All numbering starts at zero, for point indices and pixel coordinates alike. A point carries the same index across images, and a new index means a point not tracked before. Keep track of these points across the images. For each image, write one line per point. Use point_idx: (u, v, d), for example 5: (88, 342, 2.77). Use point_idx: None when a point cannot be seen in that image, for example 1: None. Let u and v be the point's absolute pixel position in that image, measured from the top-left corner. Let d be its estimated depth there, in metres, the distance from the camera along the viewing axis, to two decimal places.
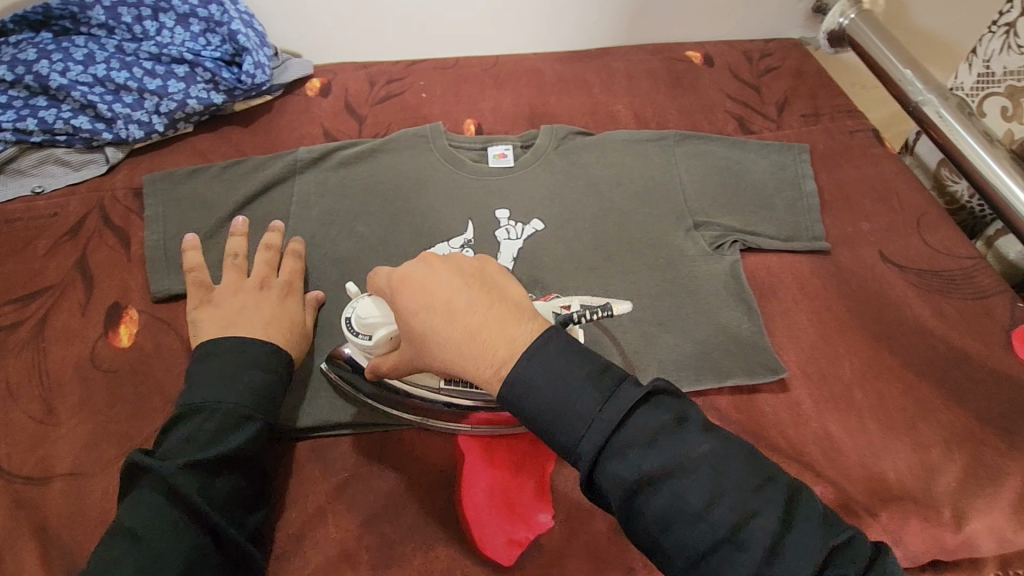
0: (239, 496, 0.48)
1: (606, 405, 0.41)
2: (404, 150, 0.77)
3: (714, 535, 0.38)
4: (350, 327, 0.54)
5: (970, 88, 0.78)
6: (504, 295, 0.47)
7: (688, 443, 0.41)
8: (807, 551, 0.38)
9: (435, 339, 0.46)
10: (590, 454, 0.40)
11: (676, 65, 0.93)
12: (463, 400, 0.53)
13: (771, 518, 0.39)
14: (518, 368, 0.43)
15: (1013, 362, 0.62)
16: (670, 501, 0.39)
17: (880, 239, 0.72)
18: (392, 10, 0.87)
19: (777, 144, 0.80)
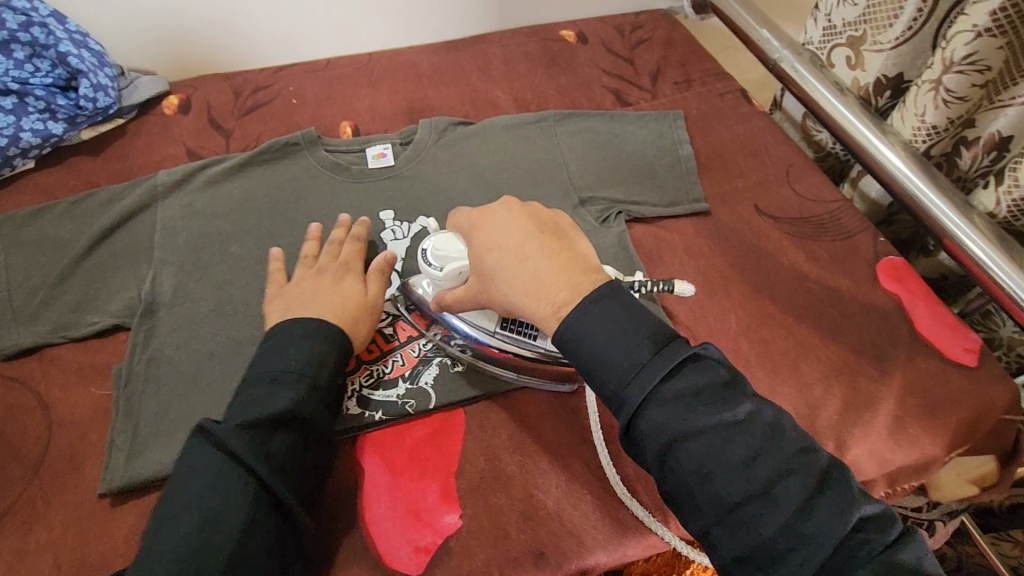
0: (301, 463, 0.48)
1: (658, 354, 0.43)
2: (276, 161, 0.74)
3: (749, 488, 0.40)
4: (423, 257, 0.56)
5: (818, 42, 0.82)
6: (576, 249, 0.50)
7: (734, 405, 0.42)
8: (836, 513, 0.39)
9: (503, 273, 0.49)
10: (637, 400, 0.43)
11: (552, 45, 0.93)
12: (515, 346, 0.55)
13: (802, 481, 0.40)
14: (580, 308, 0.45)
15: (880, 292, 0.66)
16: (707, 453, 0.41)
17: (754, 194, 0.76)
18: (248, 12, 0.82)
19: (653, 113, 0.82)
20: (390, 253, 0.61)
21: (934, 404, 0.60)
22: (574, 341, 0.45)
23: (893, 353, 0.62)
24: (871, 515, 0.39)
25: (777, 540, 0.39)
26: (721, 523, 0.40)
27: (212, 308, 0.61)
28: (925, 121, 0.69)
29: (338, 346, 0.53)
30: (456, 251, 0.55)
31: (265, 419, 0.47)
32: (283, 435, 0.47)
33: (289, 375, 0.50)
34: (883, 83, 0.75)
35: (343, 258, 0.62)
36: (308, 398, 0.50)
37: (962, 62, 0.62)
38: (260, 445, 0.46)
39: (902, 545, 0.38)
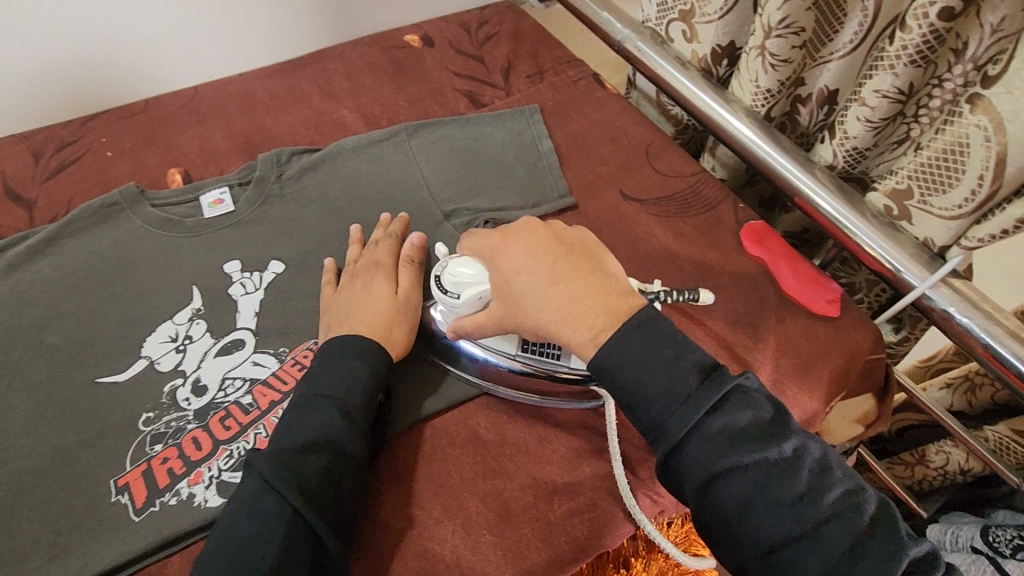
0: (338, 492, 0.47)
1: (704, 385, 0.45)
2: (93, 227, 0.64)
3: (794, 529, 0.42)
4: (438, 283, 0.55)
5: (655, 17, 0.83)
6: (604, 272, 0.51)
7: (778, 445, 0.44)
8: (882, 557, 0.41)
9: (534, 294, 0.50)
10: (680, 434, 0.44)
11: (396, 53, 0.88)
12: (539, 368, 0.55)
13: (846, 527, 0.42)
14: (623, 335, 0.47)
15: (746, 261, 0.68)
16: (750, 488, 0.43)
17: (618, 180, 0.75)
18: (34, 55, 0.72)
19: (509, 112, 0.80)
20: (418, 238, 0.62)
21: (807, 360, 0.62)
22: (614, 364, 0.46)
23: (764, 319, 0.64)
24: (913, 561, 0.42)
25: None
26: (762, 561, 0.43)
27: (28, 417, 0.53)
28: (760, 87, 0.71)
29: (372, 361, 0.53)
30: (471, 277, 0.54)
31: (299, 444, 0.48)
32: (318, 459, 0.47)
33: (322, 397, 0.51)
34: (719, 53, 0.77)
35: (376, 257, 0.61)
36: (342, 425, 0.50)
37: (779, 26, 0.64)
38: (293, 473, 0.46)
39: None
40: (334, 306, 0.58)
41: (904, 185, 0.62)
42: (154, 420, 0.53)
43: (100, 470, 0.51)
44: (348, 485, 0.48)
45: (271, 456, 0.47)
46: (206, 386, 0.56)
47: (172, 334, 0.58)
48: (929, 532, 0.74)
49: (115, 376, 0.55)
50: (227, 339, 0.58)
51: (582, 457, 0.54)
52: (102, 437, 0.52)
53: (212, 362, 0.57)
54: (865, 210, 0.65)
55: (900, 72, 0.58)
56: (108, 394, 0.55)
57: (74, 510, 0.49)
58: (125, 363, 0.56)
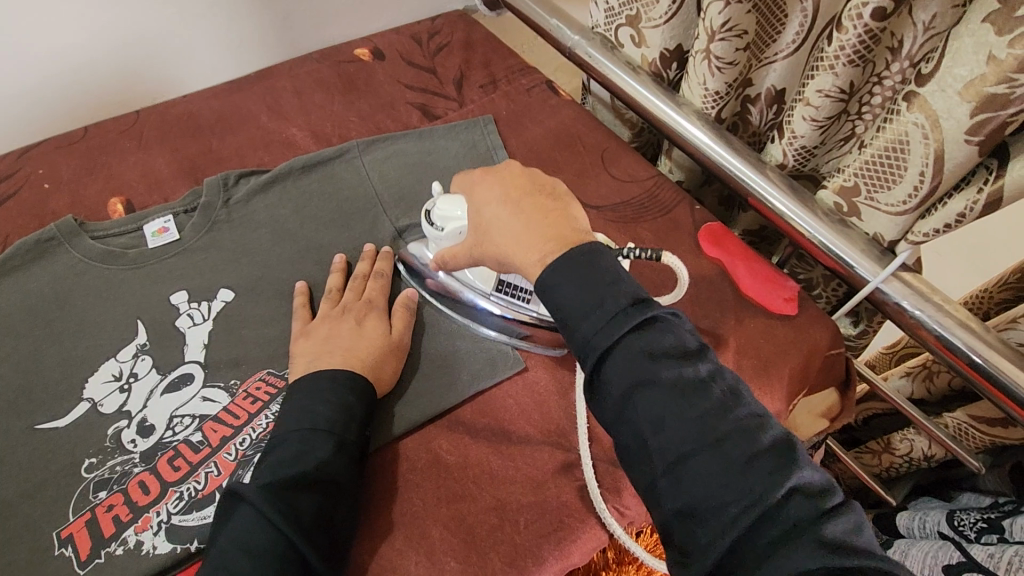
0: (332, 521, 0.46)
1: (635, 305, 0.44)
2: (29, 264, 0.62)
3: (697, 443, 0.41)
4: (428, 217, 0.61)
5: (604, 23, 0.82)
6: (567, 211, 0.52)
7: (694, 367, 0.44)
8: (774, 472, 0.40)
9: (497, 224, 0.52)
10: (604, 346, 0.44)
11: (346, 68, 0.87)
12: (509, 308, 0.60)
13: (746, 445, 0.41)
14: (568, 257, 0.47)
15: (703, 263, 0.68)
16: (664, 404, 0.42)
17: (575, 187, 0.75)
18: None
19: (463, 123, 0.79)
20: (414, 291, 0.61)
21: (768, 360, 0.62)
22: (553, 282, 0.46)
23: (723, 321, 0.64)
24: (806, 484, 0.40)
25: (718, 494, 0.39)
26: (668, 474, 0.41)
27: None
28: (708, 89, 0.72)
29: (361, 393, 0.52)
30: (456, 212, 0.58)
31: (292, 477, 0.45)
32: (312, 493, 0.46)
33: (318, 431, 0.48)
34: (668, 57, 0.77)
35: (369, 295, 0.61)
36: (335, 455, 0.48)
37: (722, 30, 0.64)
38: (286, 503, 0.44)
39: (831, 516, 0.38)
40: (311, 332, 0.57)
41: (851, 182, 0.63)
42: (97, 466, 0.51)
43: (41, 522, 0.48)
44: (342, 514, 0.47)
45: (268, 490, 0.44)
46: (153, 427, 0.53)
47: (115, 373, 0.56)
48: (898, 520, 0.75)
49: (55, 422, 0.53)
50: (174, 374, 0.56)
51: (548, 473, 0.53)
52: (43, 487, 0.50)
53: (158, 401, 0.55)
54: (815, 207, 0.66)
55: (840, 71, 0.58)
56: (48, 441, 0.52)
57: (15, 567, 0.47)
58: (66, 407, 0.54)
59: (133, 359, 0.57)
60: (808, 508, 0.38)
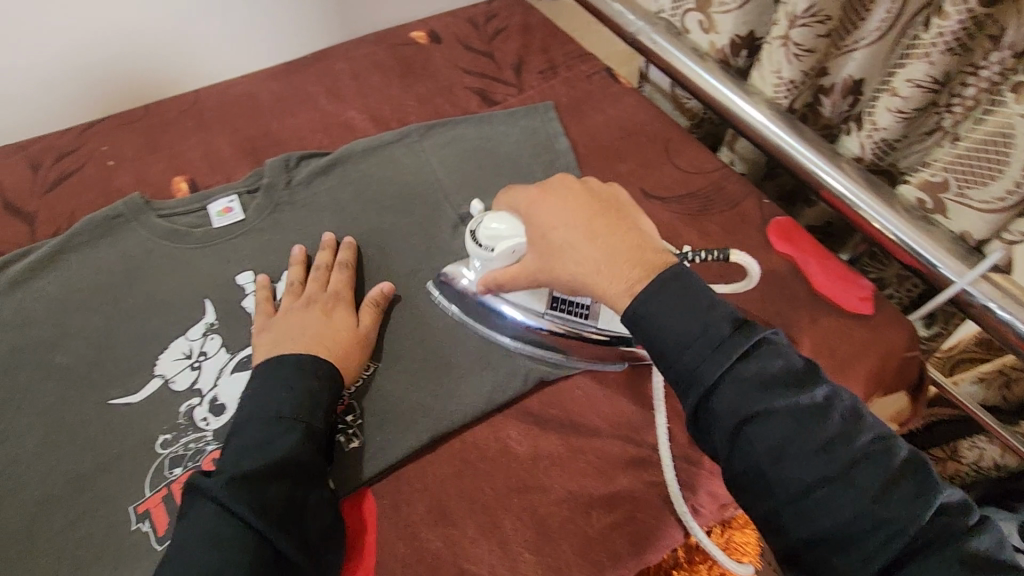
0: (302, 510, 0.44)
1: (738, 332, 0.43)
2: (97, 240, 0.62)
3: (827, 473, 0.39)
4: (473, 237, 0.56)
5: (670, 8, 0.80)
6: (637, 228, 0.50)
7: (809, 390, 0.42)
8: (913, 498, 0.39)
9: (570, 247, 0.49)
10: (713, 377, 0.42)
11: (403, 51, 0.85)
12: (564, 328, 0.56)
13: (878, 470, 0.39)
14: (656, 287, 0.45)
15: (774, 258, 0.66)
16: (784, 435, 0.40)
17: (638, 177, 0.73)
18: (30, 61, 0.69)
19: (522, 109, 0.78)
20: (389, 286, 0.59)
21: (844, 360, 0.60)
22: (652, 313, 0.44)
23: (796, 319, 0.62)
24: (943, 508, 0.39)
25: (857, 524, 0.38)
26: (794, 504, 0.40)
27: (39, 442, 0.50)
28: (783, 78, 0.69)
29: (331, 383, 0.51)
30: (508, 232, 0.54)
31: (258, 468, 0.44)
32: (280, 485, 0.44)
33: (280, 419, 0.47)
34: (738, 43, 0.74)
35: (333, 287, 0.58)
36: (299, 445, 0.47)
37: (804, 15, 0.62)
38: (253, 495, 0.42)
39: (976, 533, 0.39)
40: (273, 325, 0.55)
41: (939, 177, 0.61)
42: (172, 442, 0.51)
43: (117, 497, 0.48)
44: (316, 506, 0.45)
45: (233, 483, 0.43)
46: (224, 406, 0.53)
47: (185, 351, 0.56)
48: None
49: (129, 397, 0.53)
50: (243, 354, 0.56)
51: (620, 467, 0.52)
52: (118, 461, 0.50)
53: (228, 379, 0.55)
54: (896, 202, 0.63)
55: (936, 60, 0.56)
56: (122, 416, 0.52)
57: (94, 540, 0.47)
58: (138, 383, 0.54)
59: (202, 338, 0.57)
60: (949, 530, 0.38)
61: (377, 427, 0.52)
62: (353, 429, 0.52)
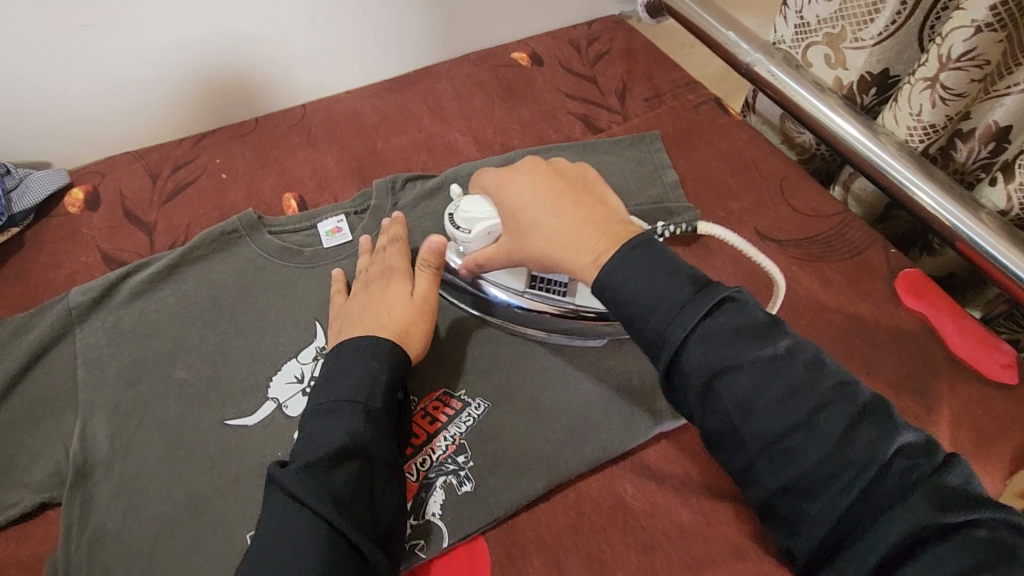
0: (374, 492, 0.45)
1: (700, 293, 0.41)
2: (212, 254, 0.62)
3: (793, 419, 0.39)
4: (451, 220, 0.56)
5: (791, 40, 0.76)
6: (608, 207, 0.50)
7: (769, 344, 0.40)
8: (875, 437, 0.38)
9: (541, 226, 0.49)
10: (679, 337, 0.40)
11: (505, 72, 0.84)
12: (544, 306, 0.56)
13: (843, 412, 0.38)
14: (620, 256, 0.44)
15: (904, 314, 0.62)
16: (750, 387, 0.39)
17: (751, 216, 0.70)
18: (147, 67, 0.67)
19: (629, 137, 0.75)
20: (437, 241, 0.57)
21: (987, 434, 0.55)
22: (614, 283, 0.43)
23: (935, 386, 0.57)
24: (907, 447, 0.37)
25: (826, 469, 0.37)
26: (765, 454, 0.39)
27: (160, 459, 0.51)
28: (922, 121, 0.65)
29: (387, 360, 0.50)
30: (484, 212, 0.54)
31: (325, 454, 0.44)
32: (349, 468, 0.45)
33: (342, 402, 0.47)
34: (868, 81, 0.70)
35: (386, 262, 0.58)
36: (365, 429, 0.47)
37: (961, 58, 0.58)
38: (324, 483, 0.43)
39: (943, 469, 0.36)
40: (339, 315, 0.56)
41: None
42: None
43: (235, 522, 0.48)
44: (382, 496, 0.46)
45: (304, 473, 0.43)
46: None
47: (297, 375, 0.56)
48: None
49: (244, 418, 0.53)
50: None
51: (744, 534, 0.49)
52: (235, 484, 0.50)
53: None
54: None
55: None
56: (238, 438, 0.52)
57: (212, 564, 0.47)
58: (253, 404, 0.54)
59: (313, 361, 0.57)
60: (912, 468, 0.36)
61: (488, 470, 0.51)
62: (461, 473, 0.51)
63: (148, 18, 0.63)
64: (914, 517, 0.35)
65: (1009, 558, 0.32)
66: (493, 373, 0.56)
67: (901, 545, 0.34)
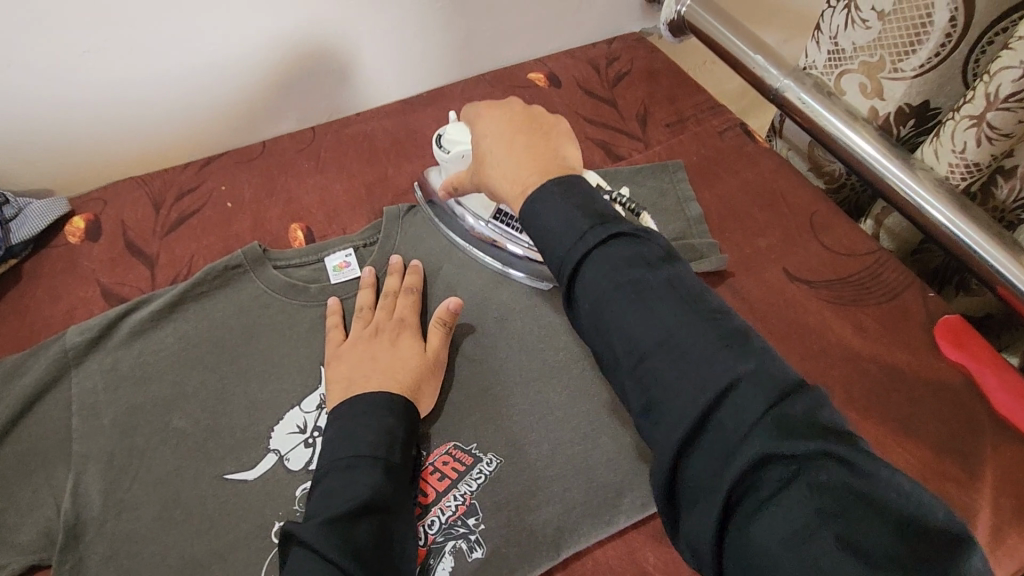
0: (392, 549, 0.43)
1: (599, 224, 0.38)
2: (216, 291, 0.60)
3: (661, 338, 0.34)
4: (440, 140, 0.61)
5: (823, 66, 0.72)
6: (557, 149, 0.45)
7: (664, 273, 0.36)
8: (731, 359, 0.32)
9: (491, 157, 0.46)
10: (575, 263, 0.37)
11: (522, 94, 0.81)
12: (499, 235, 0.62)
13: (710, 332, 0.33)
14: (541, 187, 0.41)
15: (945, 367, 0.58)
16: (632, 310, 0.35)
17: (779, 254, 0.66)
18: (145, 89, 0.64)
19: (651, 166, 0.72)
20: (455, 302, 0.56)
21: None
22: (532, 213, 0.40)
23: (978, 449, 0.54)
24: (758, 374, 0.32)
25: (684, 392, 0.32)
26: (632, 376, 0.34)
27: (155, 518, 0.49)
28: (963, 159, 0.61)
29: (404, 417, 0.49)
30: (463, 138, 0.58)
31: (346, 508, 0.41)
32: (368, 524, 0.42)
33: (363, 458, 0.45)
34: (906, 113, 0.66)
35: (399, 313, 0.57)
36: (385, 484, 0.44)
37: (1009, 99, 0.54)
38: (344, 537, 0.40)
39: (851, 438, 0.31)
40: (342, 357, 0.54)
41: None
42: None
43: None
44: (398, 552, 0.43)
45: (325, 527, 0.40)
46: None
47: (300, 425, 0.53)
48: None
49: (245, 473, 0.51)
50: None
51: None
52: (235, 547, 0.48)
53: None
54: None
55: None
56: (239, 496, 0.50)
57: None
58: (255, 458, 0.51)
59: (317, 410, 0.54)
60: (759, 396, 0.31)
61: (500, 537, 0.48)
62: (472, 537, 0.48)
63: (155, 41, 0.60)
64: (766, 445, 0.29)
65: (858, 504, 0.27)
66: (505, 425, 0.53)
67: (741, 484, 0.29)
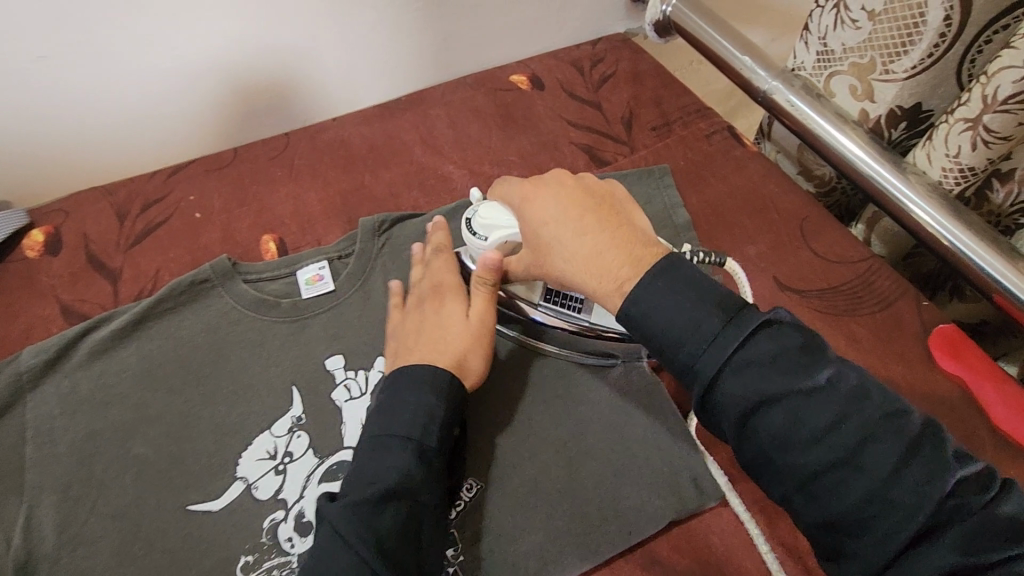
0: (420, 538, 0.42)
1: (730, 324, 0.38)
2: (182, 307, 0.56)
3: (832, 457, 0.35)
4: (469, 224, 0.54)
5: (812, 67, 0.70)
6: (631, 224, 0.46)
7: (814, 370, 0.36)
8: (926, 479, 0.33)
9: (561, 247, 0.46)
10: (713, 369, 0.37)
11: (503, 97, 0.79)
12: (558, 319, 0.55)
13: (895, 444, 0.34)
14: (642, 285, 0.40)
15: (941, 380, 0.57)
16: (791, 421, 0.36)
17: (769, 263, 0.64)
18: (110, 95, 0.61)
19: (637, 171, 0.70)
20: (493, 257, 0.51)
21: None
22: (632, 301, 0.41)
23: None
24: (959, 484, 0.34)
25: (864, 508, 0.34)
26: (802, 492, 0.36)
27: (114, 553, 0.46)
28: (958, 163, 0.59)
29: (443, 393, 0.46)
30: (502, 220, 0.52)
31: (374, 493, 0.41)
32: (395, 509, 0.41)
33: (397, 440, 0.44)
34: (897, 115, 0.64)
35: (432, 284, 0.55)
36: (418, 469, 0.43)
37: (1008, 101, 0.52)
38: (369, 527, 0.40)
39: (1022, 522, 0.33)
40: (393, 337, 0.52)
41: None
42: (253, 567, 0.46)
43: None
44: (428, 540, 0.42)
45: (349, 510, 0.40)
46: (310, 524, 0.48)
47: (270, 450, 0.51)
48: None
49: (210, 503, 0.48)
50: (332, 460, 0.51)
51: None
52: None
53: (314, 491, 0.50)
54: None
55: None
56: (204, 528, 0.47)
57: None
58: (221, 487, 0.49)
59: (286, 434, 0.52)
60: (932, 490, 0.33)
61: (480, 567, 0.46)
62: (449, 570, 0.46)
63: (121, 48, 0.58)
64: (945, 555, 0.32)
65: None
66: (487, 448, 0.51)
67: None
